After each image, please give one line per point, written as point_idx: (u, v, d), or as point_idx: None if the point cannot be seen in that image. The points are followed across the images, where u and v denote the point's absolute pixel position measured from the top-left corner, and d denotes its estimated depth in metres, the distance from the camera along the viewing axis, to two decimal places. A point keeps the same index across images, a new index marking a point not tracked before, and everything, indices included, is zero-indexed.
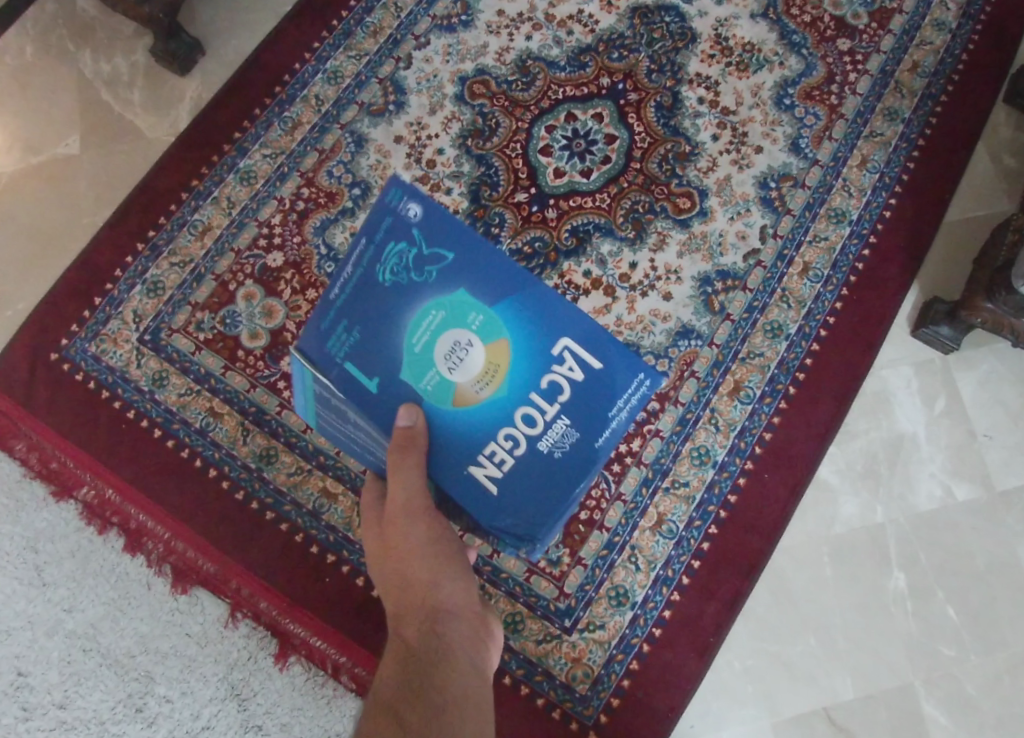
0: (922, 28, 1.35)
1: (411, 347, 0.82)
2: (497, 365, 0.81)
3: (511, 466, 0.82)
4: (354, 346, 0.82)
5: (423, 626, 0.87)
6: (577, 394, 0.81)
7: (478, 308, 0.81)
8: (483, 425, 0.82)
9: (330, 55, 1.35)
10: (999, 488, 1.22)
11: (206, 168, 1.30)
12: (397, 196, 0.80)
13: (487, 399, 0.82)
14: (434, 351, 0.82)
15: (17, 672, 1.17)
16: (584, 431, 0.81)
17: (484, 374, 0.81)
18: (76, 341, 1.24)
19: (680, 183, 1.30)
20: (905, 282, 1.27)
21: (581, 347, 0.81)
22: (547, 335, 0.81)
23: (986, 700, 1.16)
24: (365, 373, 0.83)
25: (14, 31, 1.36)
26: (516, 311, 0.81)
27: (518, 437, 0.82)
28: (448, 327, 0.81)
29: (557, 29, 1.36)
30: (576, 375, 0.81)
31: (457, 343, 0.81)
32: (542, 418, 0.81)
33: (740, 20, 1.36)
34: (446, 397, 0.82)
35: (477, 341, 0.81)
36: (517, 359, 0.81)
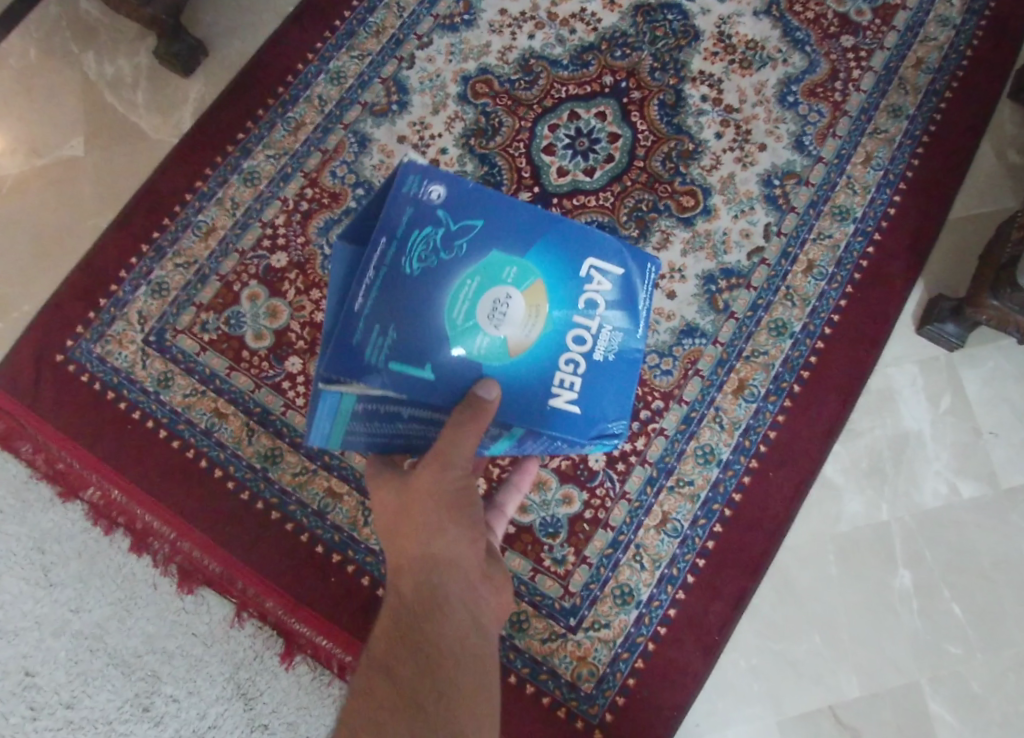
0: (926, 24, 1.35)
1: (453, 319, 0.83)
2: (539, 307, 0.85)
3: (582, 385, 0.86)
4: (395, 343, 0.82)
5: (419, 581, 0.83)
6: (611, 299, 0.87)
7: (509, 260, 0.85)
8: (543, 361, 0.85)
9: (333, 55, 1.35)
10: (1005, 485, 1.21)
11: (210, 169, 1.31)
12: (412, 185, 0.84)
13: (540, 337, 0.85)
14: (476, 315, 0.84)
15: (25, 672, 1.18)
16: (627, 325, 0.88)
17: (528, 321, 0.85)
18: (81, 343, 1.25)
19: (684, 181, 1.30)
20: (909, 279, 1.26)
21: (603, 261, 0.87)
22: (574, 261, 0.86)
23: (992, 697, 1.16)
24: (414, 363, 0.82)
25: (18, 33, 1.37)
26: (548, 253, 0.86)
27: (577, 359, 0.86)
28: (484, 289, 0.84)
29: (560, 28, 1.36)
30: (606, 287, 0.87)
31: (497, 301, 0.84)
32: (591, 332, 0.86)
33: (743, 17, 1.36)
34: (502, 352, 0.84)
35: (515, 294, 0.84)
36: (555, 290, 0.86)
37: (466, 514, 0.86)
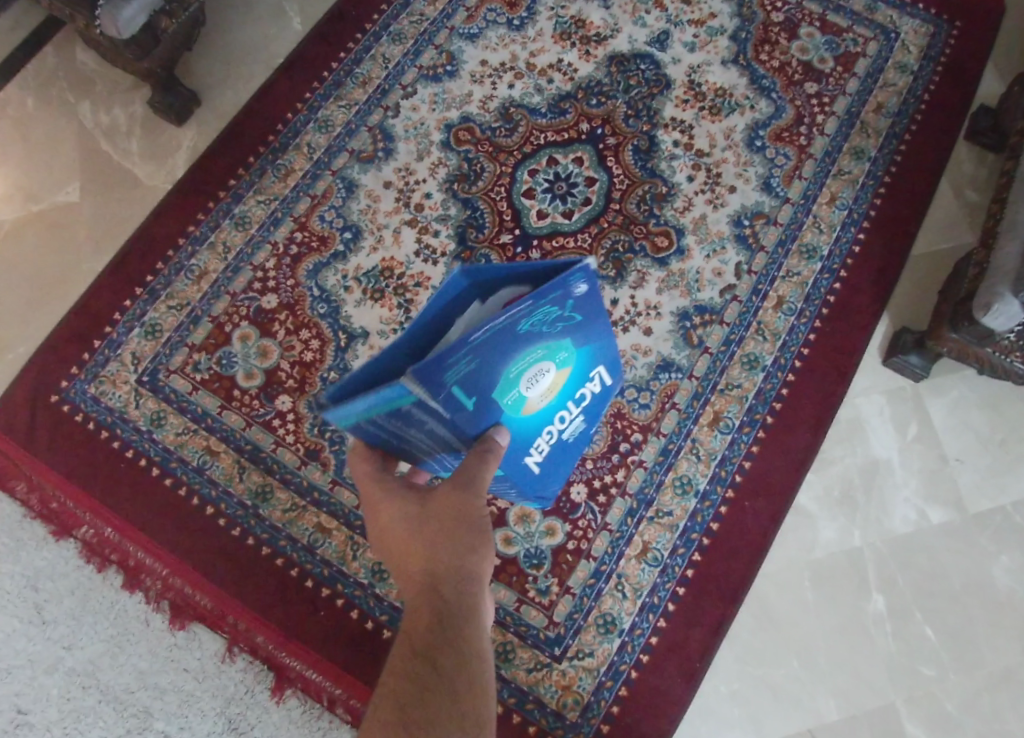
0: (885, 72, 1.42)
1: (507, 373, 0.87)
2: (557, 388, 0.93)
3: (547, 453, 0.97)
4: (467, 378, 0.83)
5: (445, 583, 0.82)
6: (581, 354, 0.93)
7: (527, 341, 0.88)
8: (535, 430, 0.94)
9: (321, 105, 1.41)
10: (971, 511, 1.26)
11: (203, 214, 1.35)
12: (456, 278, 0.84)
13: (546, 410, 0.93)
14: (520, 378, 0.88)
15: (17, 710, 1.19)
16: (585, 375, 0.95)
17: (533, 381, 0.89)
18: (75, 383, 1.28)
19: (658, 222, 1.36)
20: (875, 314, 1.32)
21: (606, 371, 1.00)
22: (590, 364, 0.96)
23: (965, 718, 1.19)
24: (466, 395, 0.84)
25: (15, 84, 1.41)
26: (585, 346, 0.94)
27: (553, 432, 0.96)
28: (537, 361, 0.89)
29: (538, 78, 1.43)
30: (597, 389, 1.00)
31: (516, 370, 0.88)
32: (563, 385, 0.92)
33: (711, 67, 1.43)
34: (509, 407, 0.89)
35: (530, 362, 0.88)
36: (555, 356, 0.90)
37: (469, 530, 0.85)
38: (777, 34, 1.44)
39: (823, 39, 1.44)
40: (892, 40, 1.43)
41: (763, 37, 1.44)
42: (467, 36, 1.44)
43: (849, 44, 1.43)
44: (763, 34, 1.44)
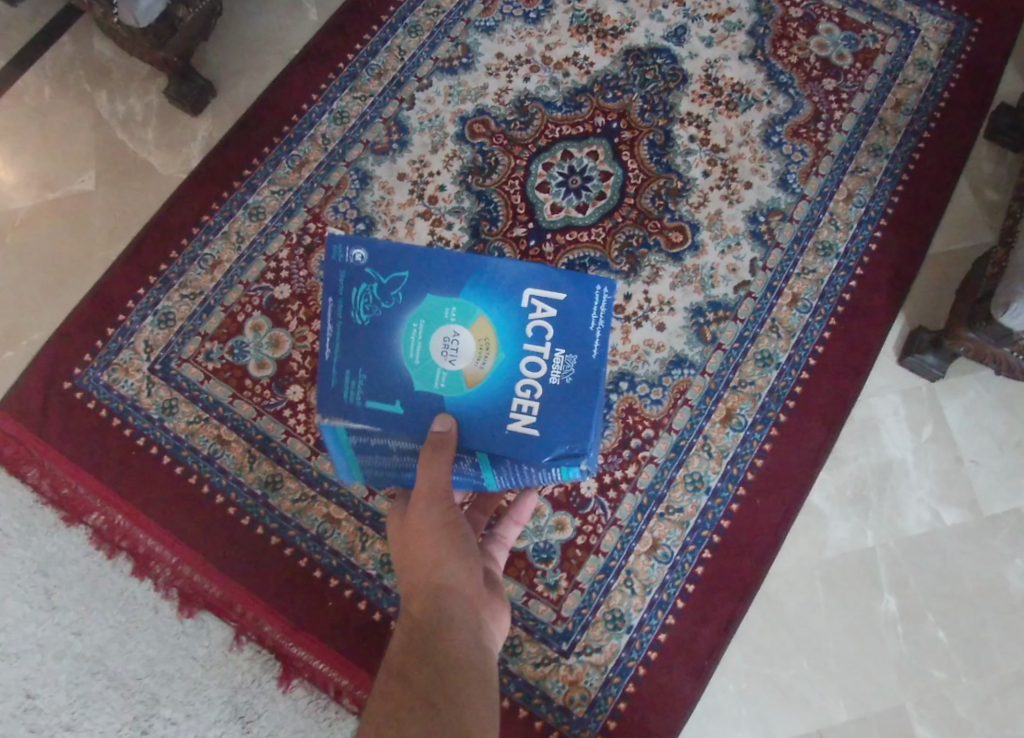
0: (905, 68, 1.41)
1: (412, 360, 0.88)
2: (488, 342, 0.88)
3: (538, 409, 0.88)
4: (369, 388, 0.89)
5: (427, 600, 0.85)
6: (559, 328, 0.89)
7: (448, 302, 0.88)
8: (499, 391, 0.88)
9: (336, 96, 1.41)
10: (986, 513, 1.25)
11: (217, 204, 1.35)
12: (340, 249, 0.89)
13: (493, 369, 0.88)
14: (430, 352, 0.88)
15: (25, 694, 1.19)
16: (575, 345, 0.88)
17: (479, 353, 0.88)
18: (88, 370, 1.28)
19: (673, 218, 1.35)
20: (891, 312, 1.31)
21: (544, 290, 0.88)
22: (513, 294, 0.88)
23: (977, 721, 1.18)
24: (384, 400, 0.89)
25: (33, 73, 1.42)
26: (492, 286, 0.89)
27: (532, 386, 0.88)
28: (431, 330, 0.88)
29: (554, 71, 1.42)
30: (552, 315, 0.89)
31: (447, 338, 0.88)
32: (542, 358, 0.88)
33: (728, 62, 1.42)
34: (460, 384, 0.88)
35: (460, 330, 0.88)
36: (501, 322, 0.88)
37: (458, 545, 0.90)
38: (795, 30, 1.43)
39: (842, 36, 1.42)
40: (912, 36, 1.42)
41: (781, 33, 1.43)
42: (483, 28, 1.44)
43: (868, 40, 1.42)
44: (781, 30, 1.43)
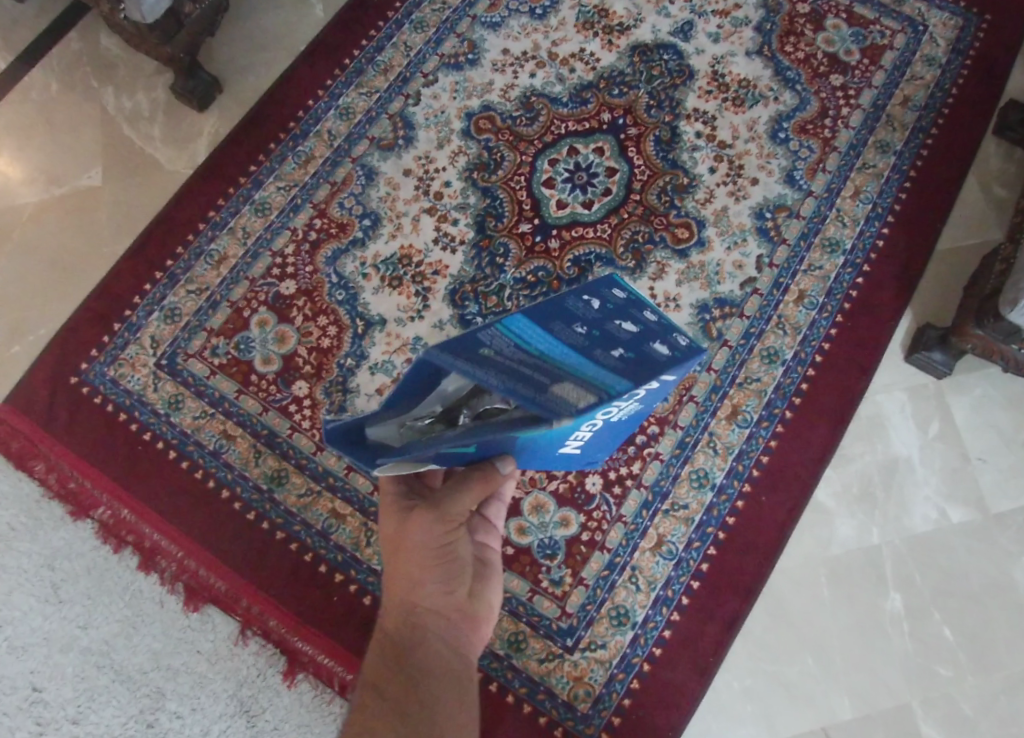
0: (912, 64, 1.40)
1: (513, 426, 0.80)
2: (590, 410, 0.81)
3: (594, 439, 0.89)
4: (457, 444, 0.81)
5: (400, 618, 0.87)
6: (654, 391, 0.84)
7: (578, 404, 0.77)
8: (574, 429, 0.84)
9: (342, 92, 1.41)
10: (993, 511, 1.24)
11: (223, 200, 1.36)
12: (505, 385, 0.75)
13: (577, 421, 0.82)
14: (534, 421, 0.81)
15: (32, 687, 1.20)
16: (651, 398, 0.87)
17: (575, 419, 0.81)
18: (95, 365, 1.29)
19: (679, 214, 1.35)
20: (898, 309, 1.30)
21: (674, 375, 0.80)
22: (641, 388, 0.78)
23: (983, 720, 1.17)
24: (466, 448, 0.82)
25: (40, 69, 1.42)
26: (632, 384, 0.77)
27: (600, 425, 0.85)
28: (554, 417, 0.77)
29: (560, 67, 1.42)
30: (660, 388, 0.82)
31: (554, 417, 0.79)
32: (623, 409, 0.84)
33: (735, 58, 1.42)
34: (541, 432, 0.83)
35: (575, 413, 0.78)
36: (611, 403, 0.80)
37: (445, 565, 0.89)
38: (802, 26, 1.42)
39: (849, 32, 1.42)
40: (920, 32, 1.41)
41: (788, 29, 1.42)
42: (489, 24, 1.43)
43: (876, 36, 1.41)
44: (788, 25, 1.43)
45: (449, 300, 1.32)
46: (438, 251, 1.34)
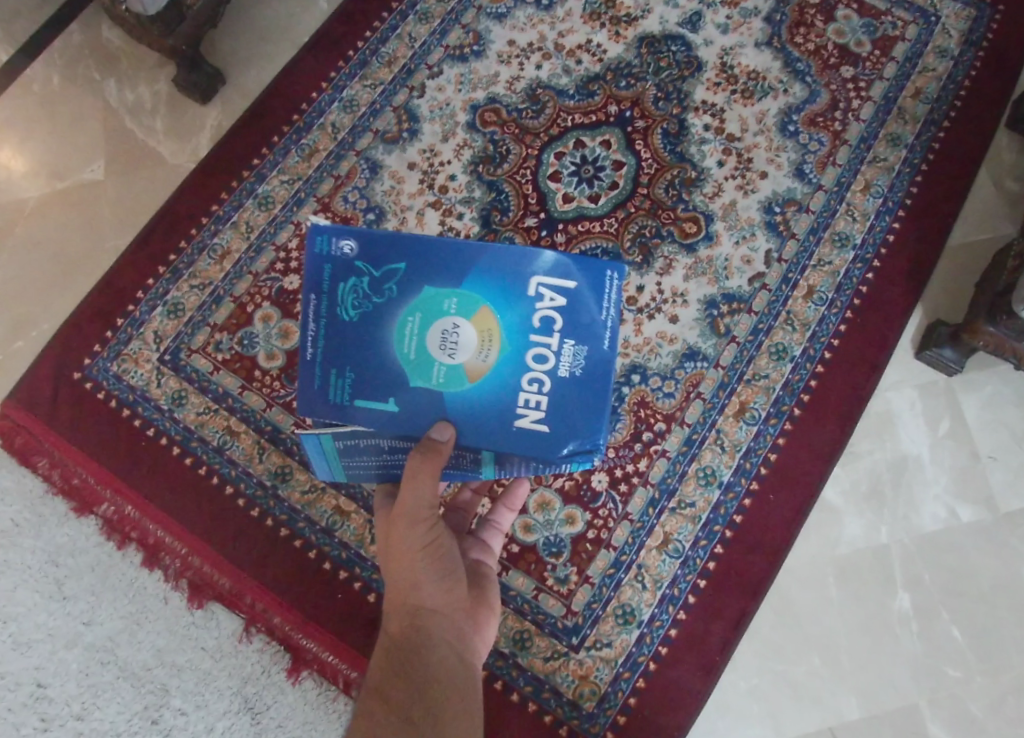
0: (924, 56, 1.38)
1: (406, 355, 0.88)
2: (492, 333, 0.88)
3: (546, 401, 0.88)
4: (358, 385, 0.89)
5: (405, 620, 0.87)
6: (569, 318, 0.89)
7: (446, 293, 0.88)
8: (505, 377, 0.88)
9: (346, 84, 1.39)
10: (1003, 510, 1.23)
11: (226, 194, 1.35)
12: (326, 240, 0.87)
13: (496, 360, 0.88)
14: (428, 347, 0.88)
15: (37, 683, 1.20)
16: (588, 339, 0.89)
17: (481, 346, 0.88)
18: (98, 361, 1.28)
19: (687, 208, 1.33)
20: (908, 305, 1.29)
21: (552, 278, 0.88)
22: (520, 285, 0.88)
23: (991, 720, 1.17)
24: (377, 398, 0.89)
25: (41, 61, 1.41)
26: (498, 284, 0.88)
27: (540, 379, 0.88)
28: (428, 323, 0.88)
29: (566, 59, 1.40)
30: (560, 304, 0.89)
31: (445, 330, 0.88)
32: (551, 351, 0.88)
33: (744, 49, 1.40)
34: (459, 377, 0.88)
35: (461, 321, 0.88)
36: (505, 315, 0.88)
37: (441, 566, 0.90)
38: (813, 16, 1.40)
39: (861, 22, 1.40)
40: (932, 23, 1.39)
41: (798, 19, 1.40)
42: (495, 15, 1.42)
43: (887, 27, 1.39)
44: (798, 16, 1.40)
45: None
46: None
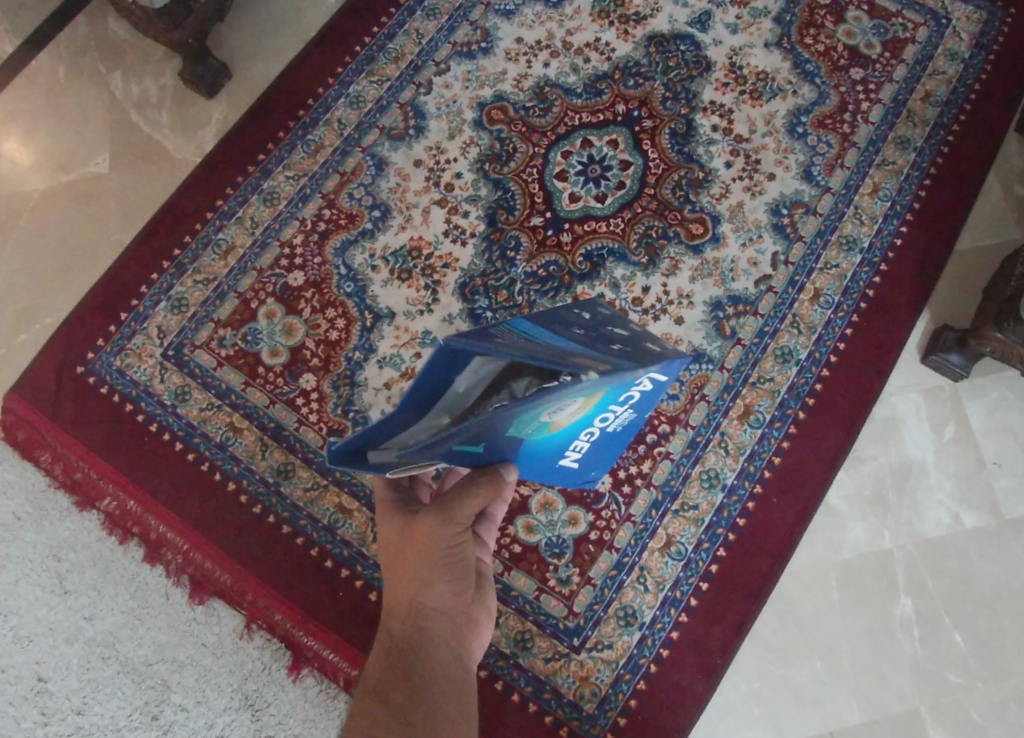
0: (934, 58, 1.37)
1: (522, 423, 0.82)
2: (590, 406, 0.82)
3: (589, 447, 0.93)
4: (469, 439, 0.82)
5: (411, 624, 0.86)
6: (644, 396, 0.87)
7: (580, 387, 0.79)
8: (570, 433, 0.88)
9: (353, 80, 1.39)
10: (1007, 516, 1.23)
11: (231, 189, 1.34)
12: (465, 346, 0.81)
13: (578, 420, 0.85)
14: (538, 415, 0.80)
15: (37, 677, 1.19)
16: (640, 408, 0.91)
17: (574, 413, 0.83)
18: (101, 355, 1.28)
19: (693, 209, 1.33)
20: (915, 310, 1.28)
21: (658, 372, 0.83)
22: (633, 378, 0.81)
23: (992, 727, 1.16)
24: (473, 445, 0.83)
25: (47, 53, 1.41)
26: (621, 379, 0.80)
27: (594, 431, 0.90)
28: (548, 404, 0.80)
29: (574, 57, 1.39)
30: (648, 387, 0.85)
31: (559, 408, 0.80)
32: (614, 415, 0.88)
33: (754, 49, 1.39)
34: (546, 430, 0.84)
35: (575, 401, 0.80)
36: (608, 395, 0.82)
37: (453, 570, 0.89)
38: (823, 17, 1.39)
39: (871, 24, 1.39)
40: (942, 26, 1.38)
41: (808, 20, 1.40)
42: (503, 12, 1.41)
43: (898, 29, 1.38)
44: (808, 17, 1.40)
45: (458, 294, 1.30)
46: (448, 243, 1.32)
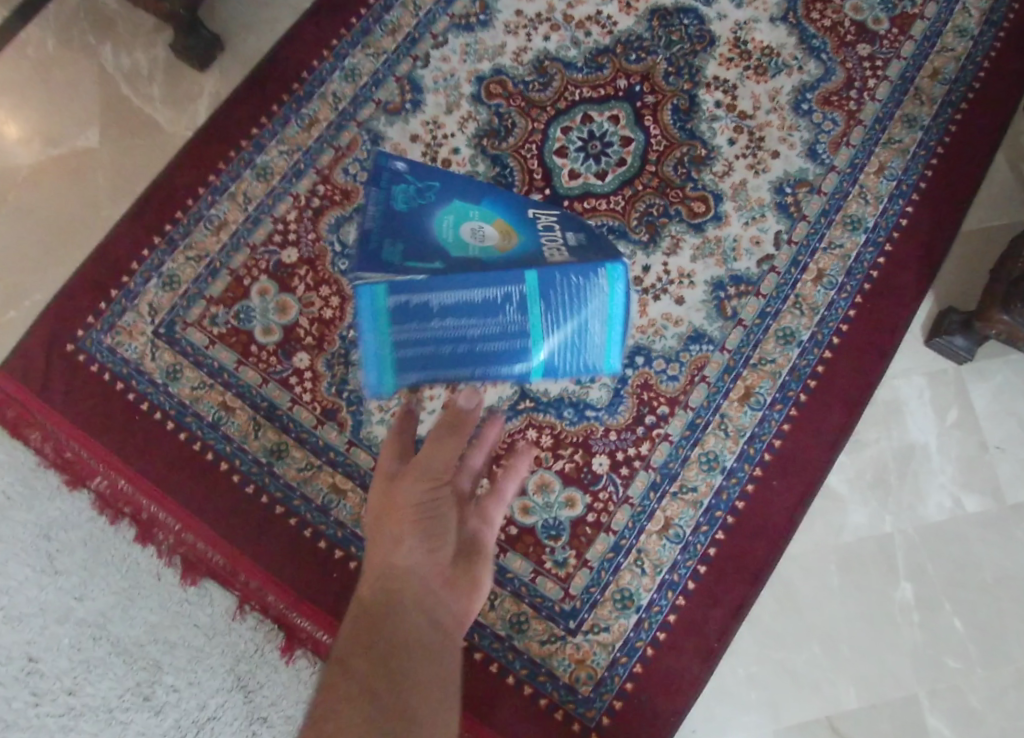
0: (943, 35, 1.34)
1: (446, 238, 0.85)
2: (512, 232, 0.86)
3: (557, 304, 0.84)
4: (407, 249, 0.84)
5: (380, 585, 0.84)
6: (581, 239, 0.88)
7: (473, 204, 0.87)
8: (528, 250, 0.84)
9: (348, 53, 1.35)
10: (1008, 501, 1.21)
11: (224, 163, 1.31)
12: (383, 164, 0.90)
13: (521, 244, 0.85)
14: (461, 233, 0.85)
15: (28, 657, 1.18)
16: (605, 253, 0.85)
17: (506, 236, 0.86)
18: (92, 333, 1.26)
19: (696, 187, 1.30)
20: (919, 291, 1.26)
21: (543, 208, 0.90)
22: (527, 208, 0.89)
23: (990, 712, 1.15)
24: (425, 259, 0.83)
25: (36, 24, 1.37)
26: (527, 209, 0.89)
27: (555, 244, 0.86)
28: (462, 221, 0.86)
29: (575, 30, 1.36)
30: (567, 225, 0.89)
31: (476, 230, 0.86)
32: (557, 236, 0.87)
33: (759, 24, 1.35)
34: (493, 253, 0.83)
35: (487, 226, 0.86)
36: (520, 215, 0.88)
37: (428, 528, 0.87)
38: None
39: None
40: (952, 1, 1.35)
41: None
42: None
43: (906, 4, 1.35)
44: None
45: None
46: None
